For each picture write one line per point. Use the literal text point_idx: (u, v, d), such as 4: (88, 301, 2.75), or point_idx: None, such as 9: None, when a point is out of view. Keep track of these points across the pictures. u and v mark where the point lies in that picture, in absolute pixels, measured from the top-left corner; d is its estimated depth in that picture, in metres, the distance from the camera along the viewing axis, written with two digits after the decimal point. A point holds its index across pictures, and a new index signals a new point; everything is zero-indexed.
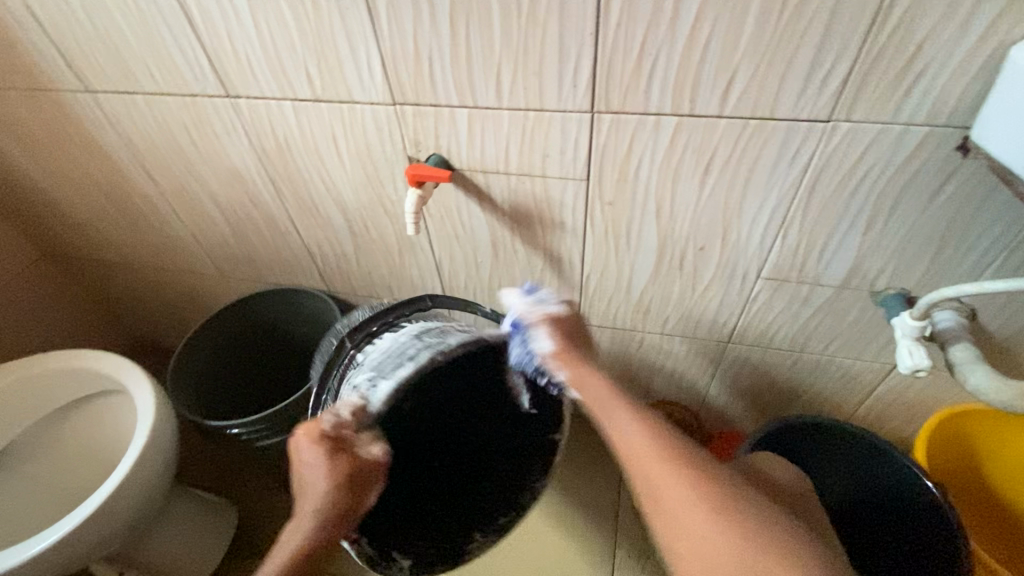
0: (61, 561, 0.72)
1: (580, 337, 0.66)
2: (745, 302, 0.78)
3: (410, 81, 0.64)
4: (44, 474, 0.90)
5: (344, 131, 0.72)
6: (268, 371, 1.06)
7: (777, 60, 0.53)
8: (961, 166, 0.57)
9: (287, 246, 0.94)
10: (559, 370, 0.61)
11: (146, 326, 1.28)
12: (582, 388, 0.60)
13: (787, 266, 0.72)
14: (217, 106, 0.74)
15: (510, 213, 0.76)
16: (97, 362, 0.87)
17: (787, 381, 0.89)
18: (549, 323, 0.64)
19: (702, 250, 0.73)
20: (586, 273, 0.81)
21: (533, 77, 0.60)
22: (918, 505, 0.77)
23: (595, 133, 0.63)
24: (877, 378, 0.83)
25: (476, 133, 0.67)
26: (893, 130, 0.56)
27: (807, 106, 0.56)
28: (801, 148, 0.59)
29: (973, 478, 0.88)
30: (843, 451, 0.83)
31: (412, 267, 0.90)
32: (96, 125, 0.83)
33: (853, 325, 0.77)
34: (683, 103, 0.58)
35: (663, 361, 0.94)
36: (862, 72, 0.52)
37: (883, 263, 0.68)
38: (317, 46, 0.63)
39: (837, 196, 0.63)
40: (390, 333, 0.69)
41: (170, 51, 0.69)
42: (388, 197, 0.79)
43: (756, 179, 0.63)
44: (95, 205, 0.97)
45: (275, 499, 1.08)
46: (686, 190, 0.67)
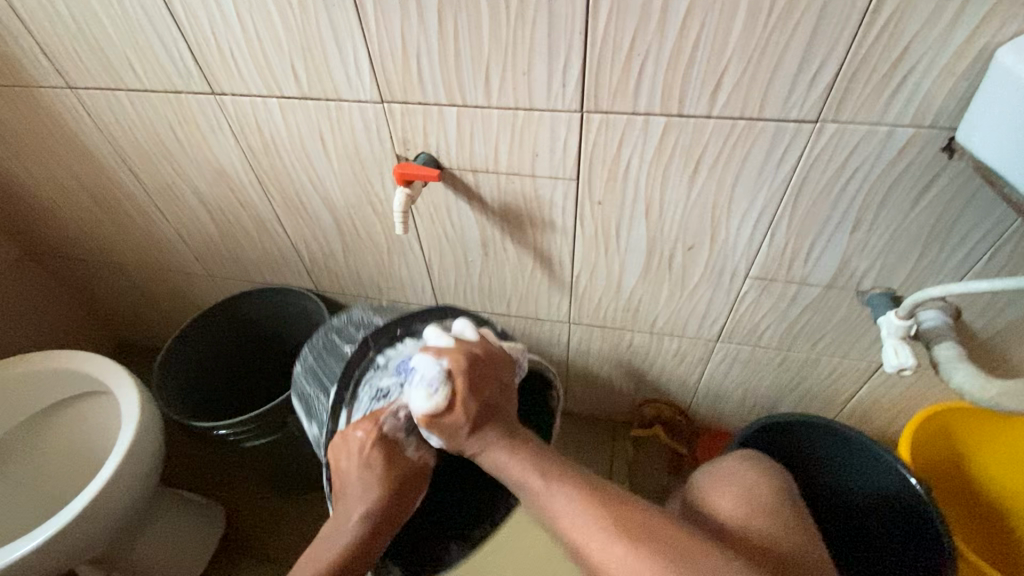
0: (43, 565, 0.71)
1: (491, 385, 0.59)
2: (733, 302, 0.79)
3: (398, 79, 0.63)
4: (27, 476, 0.89)
5: (331, 129, 0.71)
6: (257, 371, 1.05)
7: (765, 60, 0.53)
8: (946, 168, 0.57)
9: (275, 245, 0.93)
10: (430, 433, 0.58)
11: (133, 326, 1.26)
12: (462, 451, 0.58)
13: (775, 265, 0.72)
14: (202, 104, 0.73)
15: (500, 212, 0.75)
16: (82, 363, 0.86)
17: (775, 379, 0.90)
18: (444, 403, 0.55)
19: (691, 250, 0.73)
20: (576, 272, 0.81)
21: (522, 76, 0.59)
22: (904, 503, 0.78)
23: (584, 133, 0.63)
24: (863, 376, 0.84)
25: (465, 133, 0.66)
26: (880, 132, 0.56)
27: (795, 106, 0.56)
28: (790, 149, 0.59)
29: (957, 475, 0.89)
30: (831, 450, 0.84)
31: (402, 267, 0.90)
32: (79, 122, 0.81)
33: (839, 324, 0.77)
34: (672, 103, 0.58)
35: (653, 360, 0.94)
36: (849, 72, 0.52)
37: (870, 263, 0.69)
38: (304, 43, 0.62)
39: (824, 196, 0.63)
40: (413, 339, 0.69)
41: (154, 48, 0.68)
42: (377, 196, 0.78)
43: (744, 180, 0.63)
44: (79, 203, 0.96)
45: (263, 500, 1.07)
46: (675, 190, 0.67)
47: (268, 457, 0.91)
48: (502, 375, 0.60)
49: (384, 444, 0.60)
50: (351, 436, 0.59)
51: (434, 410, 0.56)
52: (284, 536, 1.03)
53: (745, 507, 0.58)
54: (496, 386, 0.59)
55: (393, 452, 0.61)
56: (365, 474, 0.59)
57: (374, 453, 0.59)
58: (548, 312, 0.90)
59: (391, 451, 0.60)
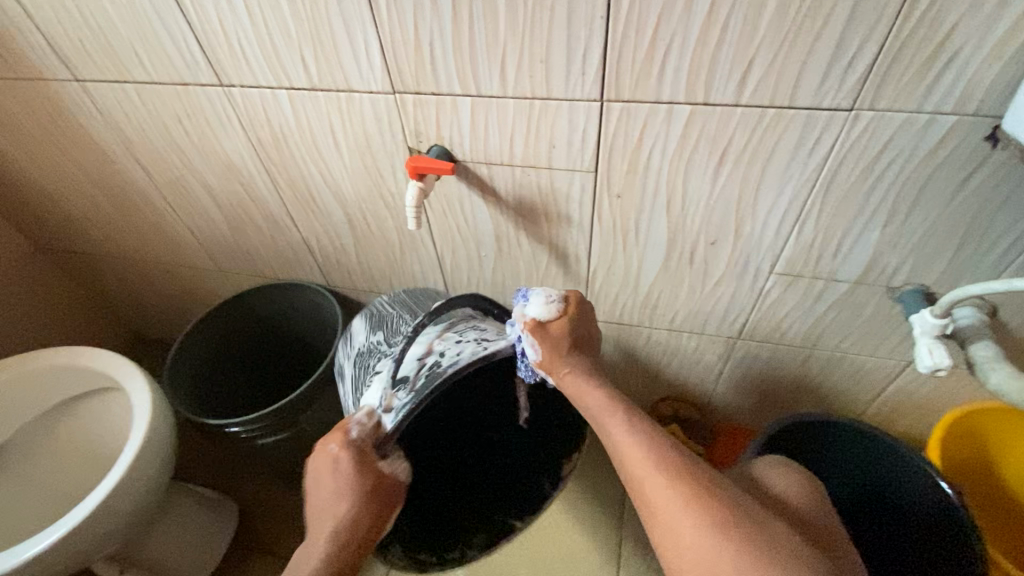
0: (59, 563, 0.71)
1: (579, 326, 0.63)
2: (756, 298, 0.76)
3: (410, 69, 0.61)
4: (42, 472, 0.89)
5: (342, 121, 0.69)
6: (270, 367, 1.05)
7: (798, 45, 0.50)
8: (989, 158, 0.54)
9: (286, 241, 0.91)
10: (529, 344, 0.60)
11: (145, 321, 1.26)
12: (553, 373, 0.59)
13: (802, 261, 0.69)
14: (210, 96, 0.71)
15: (514, 206, 0.73)
16: (94, 359, 0.85)
17: (798, 378, 0.87)
18: (557, 311, 0.61)
19: (713, 245, 0.71)
20: (592, 268, 0.79)
21: (539, 64, 0.57)
22: (934, 507, 0.75)
23: (603, 123, 0.61)
24: (891, 375, 0.81)
25: (479, 124, 0.64)
26: (919, 120, 0.53)
27: (829, 94, 0.53)
28: (821, 139, 0.56)
29: (986, 477, 0.87)
30: (854, 450, 0.81)
31: (413, 262, 0.88)
32: (87, 115, 0.80)
33: (868, 321, 0.74)
34: (697, 92, 0.56)
35: (670, 358, 0.92)
36: (888, 57, 0.49)
37: (902, 259, 0.66)
38: (313, 32, 0.60)
39: (856, 189, 0.60)
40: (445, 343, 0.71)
41: (160, 38, 0.66)
42: (388, 190, 0.76)
43: (771, 172, 0.61)
44: (89, 198, 0.95)
45: (275, 495, 1.07)
46: (698, 182, 0.64)
47: (280, 454, 0.90)
48: (590, 325, 0.65)
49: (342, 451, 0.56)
50: (323, 451, 0.56)
51: (547, 319, 0.60)
52: (296, 532, 1.03)
53: (795, 491, 0.54)
54: (586, 328, 0.64)
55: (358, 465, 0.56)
56: (341, 485, 0.56)
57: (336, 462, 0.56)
58: None
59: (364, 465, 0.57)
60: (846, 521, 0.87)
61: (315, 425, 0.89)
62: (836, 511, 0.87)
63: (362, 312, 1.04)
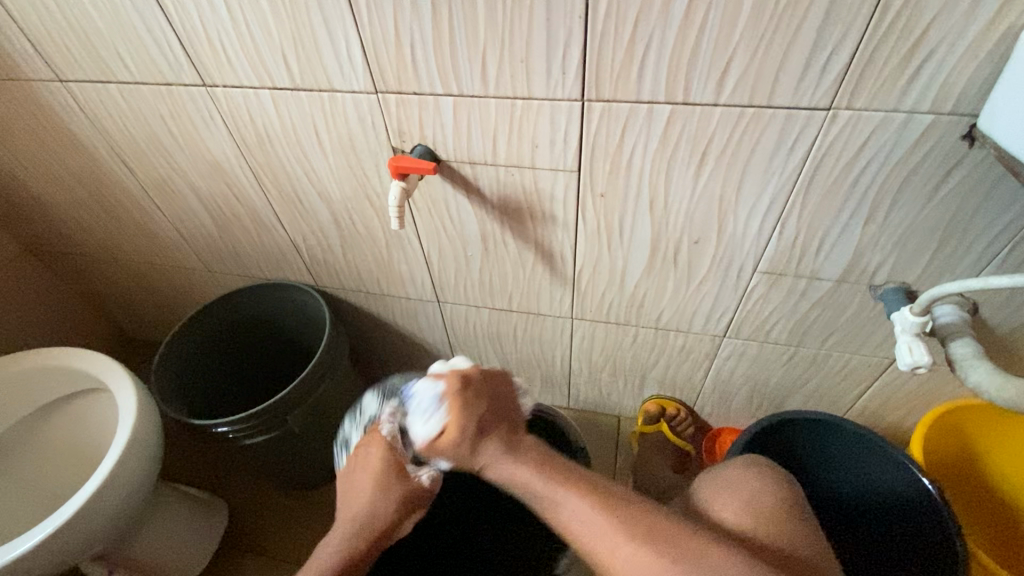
0: (44, 564, 0.70)
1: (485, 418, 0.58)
2: (741, 297, 0.76)
3: (392, 69, 0.61)
4: (28, 473, 0.88)
5: (325, 121, 0.69)
6: (260, 366, 1.05)
7: (775, 45, 0.50)
8: (966, 157, 0.55)
9: (273, 241, 0.91)
10: (437, 457, 0.60)
11: (135, 321, 1.26)
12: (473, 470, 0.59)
13: (785, 260, 0.70)
14: (194, 96, 0.71)
15: (499, 206, 0.73)
16: (80, 359, 0.85)
17: (784, 376, 0.88)
18: (438, 427, 0.58)
19: (697, 244, 0.71)
20: (578, 267, 0.79)
21: (520, 64, 0.57)
22: (917, 505, 0.75)
23: (585, 123, 0.61)
24: (875, 373, 0.81)
25: (462, 124, 0.64)
26: (897, 119, 0.53)
27: (807, 93, 0.53)
28: (800, 138, 0.57)
29: (969, 474, 0.87)
30: (839, 449, 0.82)
31: (401, 262, 0.88)
32: (71, 115, 0.80)
33: (851, 319, 0.75)
34: (677, 92, 0.56)
35: (657, 357, 0.92)
36: (864, 57, 0.50)
37: (884, 257, 0.66)
38: (294, 32, 0.60)
39: (836, 188, 0.61)
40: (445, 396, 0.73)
41: (141, 37, 0.66)
42: (373, 190, 0.76)
43: (752, 171, 0.61)
44: (75, 198, 0.95)
45: (265, 495, 1.07)
46: (680, 181, 0.64)
47: (268, 455, 0.90)
48: (497, 407, 0.60)
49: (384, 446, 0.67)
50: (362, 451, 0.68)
51: (432, 434, 0.58)
52: (286, 532, 1.03)
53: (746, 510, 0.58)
54: (491, 403, 0.60)
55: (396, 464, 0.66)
56: (366, 479, 0.66)
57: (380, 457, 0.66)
58: (550, 307, 0.89)
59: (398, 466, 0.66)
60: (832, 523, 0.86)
61: (303, 426, 0.89)
62: (821, 513, 0.87)
63: (351, 312, 1.04)
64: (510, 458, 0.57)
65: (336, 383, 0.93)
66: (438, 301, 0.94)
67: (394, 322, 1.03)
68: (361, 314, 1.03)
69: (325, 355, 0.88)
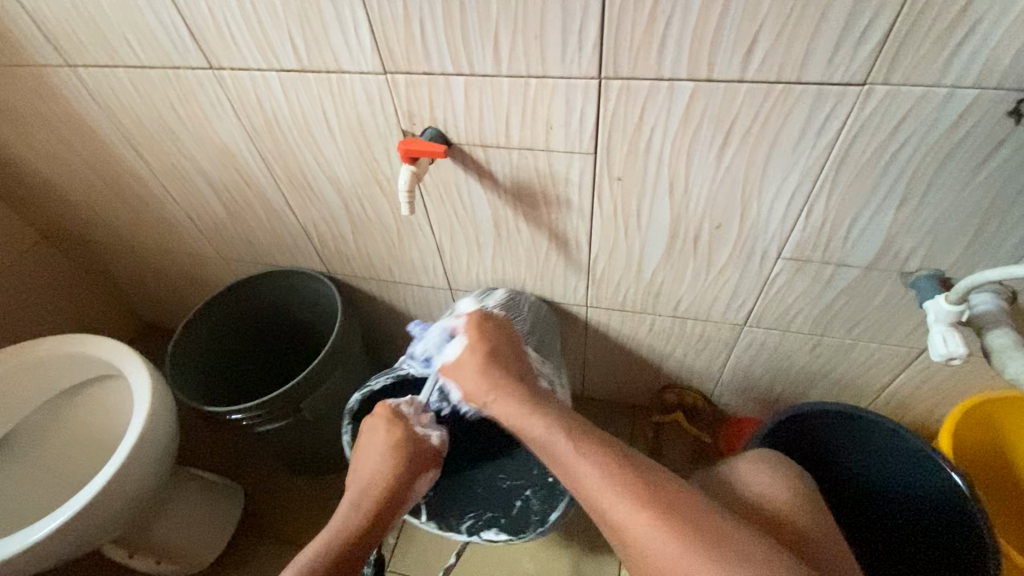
0: (63, 546, 0.71)
1: (512, 356, 0.69)
2: (763, 284, 0.74)
3: (400, 48, 0.59)
4: (48, 457, 0.90)
5: (333, 104, 0.67)
6: (275, 350, 1.05)
7: (807, 17, 0.47)
8: (1011, 136, 0.51)
9: (285, 228, 0.90)
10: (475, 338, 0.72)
11: (150, 308, 1.26)
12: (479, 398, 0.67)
13: (811, 245, 0.67)
14: (201, 79, 0.70)
15: (512, 190, 0.71)
16: (98, 347, 0.86)
17: (806, 365, 0.85)
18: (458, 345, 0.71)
19: (718, 229, 0.68)
20: (593, 253, 0.77)
21: (534, 39, 0.54)
22: (946, 501, 0.73)
23: (602, 103, 0.58)
24: (903, 363, 0.78)
25: (474, 105, 0.62)
26: (938, 94, 0.50)
27: (840, 67, 0.50)
28: (832, 117, 0.54)
29: (1001, 467, 0.84)
30: (862, 443, 0.79)
31: (412, 249, 0.86)
32: (80, 100, 0.79)
33: (879, 308, 0.72)
34: (700, 67, 0.53)
35: (674, 346, 0.90)
36: (904, 28, 0.46)
37: (917, 242, 0.63)
38: (300, 11, 0.58)
39: (869, 169, 0.57)
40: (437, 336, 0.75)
41: (147, 20, 0.64)
42: (383, 175, 0.74)
43: (779, 151, 0.58)
44: (89, 185, 0.95)
45: (279, 482, 1.08)
46: (701, 163, 0.61)
47: (283, 441, 0.90)
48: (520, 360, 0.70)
49: (395, 421, 0.70)
50: (381, 433, 0.69)
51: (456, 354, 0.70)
52: (303, 514, 1.04)
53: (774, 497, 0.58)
54: (508, 343, 0.71)
55: (419, 459, 0.70)
56: (382, 440, 0.68)
57: (399, 441, 0.68)
58: (564, 295, 0.86)
59: (424, 458, 0.70)
60: (886, 551, 0.81)
61: (315, 413, 0.89)
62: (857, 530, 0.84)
63: (364, 299, 1.03)
64: (526, 405, 0.63)
65: (348, 369, 0.92)
66: (449, 288, 0.93)
67: (407, 310, 1.02)
68: (374, 301, 1.03)
69: (337, 342, 0.87)
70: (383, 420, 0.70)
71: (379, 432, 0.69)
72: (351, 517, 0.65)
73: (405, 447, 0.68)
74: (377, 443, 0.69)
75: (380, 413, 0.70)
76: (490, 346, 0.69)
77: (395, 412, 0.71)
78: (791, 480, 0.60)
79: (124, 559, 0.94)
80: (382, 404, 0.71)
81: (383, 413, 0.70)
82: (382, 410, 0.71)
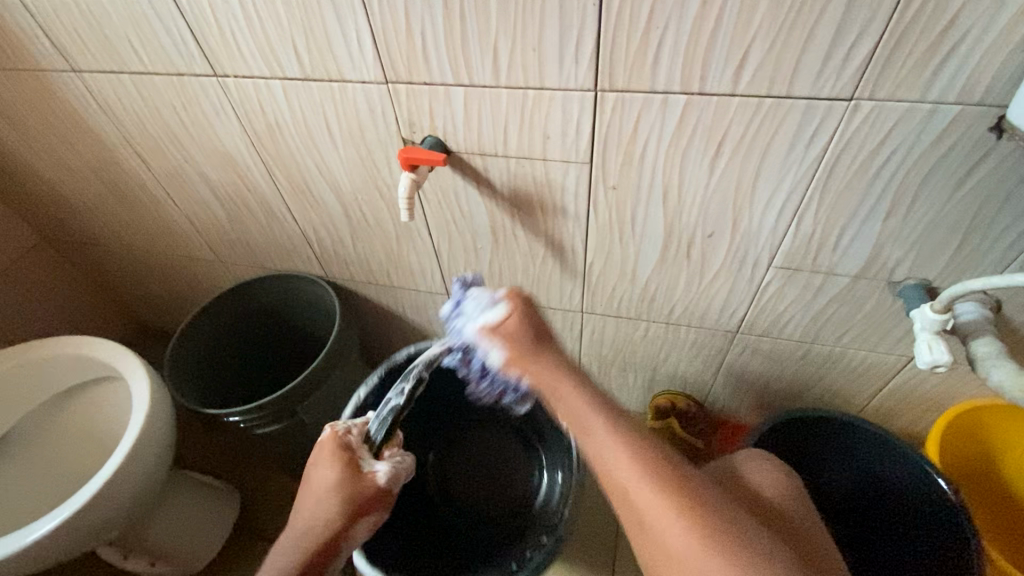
0: (62, 544, 0.72)
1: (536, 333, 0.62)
2: (755, 292, 0.75)
3: (402, 59, 0.60)
4: (44, 459, 0.90)
5: (335, 112, 0.69)
6: (275, 353, 1.05)
7: (795, 35, 0.49)
8: (992, 152, 0.53)
9: (284, 232, 0.91)
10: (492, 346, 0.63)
11: (149, 310, 1.27)
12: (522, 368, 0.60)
13: (801, 254, 0.68)
14: (204, 85, 0.71)
15: (510, 197, 0.72)
16: (97, 349, 0.87)
17: (797, 372, 0.86)
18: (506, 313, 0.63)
19: (711, 237, 0.70)
20: (589, 260, 0.78)
21: (532, 52, 0.56)
22: (933, 508, 0.74)
23: (598, 113, 0.60)
24: (892, 371, 0.80)
25: (473, 115, 0.63)
26: (922, 110, 0.51)
27: (827, 83, 0.52)
28: (820, 130, 0.55)
29: (990, 475, 0.86)
30: (849, 449, 0.81)
31: (410, 254, 0.88)
32: (84, 104, 0.80)
33: (868, 317, 0.73)
34: (693, 81, 0.54)
35: (668, 352, 0.91)
36: (888, 46, 0.48)
37: (904, 252, 0.64)
38: (304, 21, 0.60)
39: (856, 181, 0.59)
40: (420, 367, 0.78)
41: (153, 27, 0.66)
42: (383, 181, 0.76)
43: (769, 162, 0.59)
44: (91, 188, 0.95)
45: (275, 485, 1.08)
46: (694, 172, 0.63)
47: (281, 443, 0.91)
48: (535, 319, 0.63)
49: (338, 452, 0.67)
50: (325, 466, 0.66)
51: (497, 320, 0.63)
52: None
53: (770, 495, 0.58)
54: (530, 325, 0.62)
55: (364, 499, 0.65)
56: (325, 478, 0.65)
57: (337, 479, 0.64)
58: (560, 301, 0.88)
59: (374, 496, 0.66)
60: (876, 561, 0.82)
61: (313, 416, 0.90)
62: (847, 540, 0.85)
63: (361, 303, 1.04)
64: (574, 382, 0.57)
65: (346, 373, 0.93)
66: (447, 294, 0.94)
67: (405, 315, 1.03)
68: (372, 305, 1.04)
69: (335, 346, 0.88)
70: (327, 449, 0.67)
71: (323, 467, 0.65)
72: (284, 563, 0.60)
73: (347, 486, 0.65)
74: (319, 479, 0.65)
75: (325, 438, 0.68)
76: (522, 314, 0.63)
77: (345, 436, 0.69)
78: (784, 481, 0.62)
79: (119, 562, 0.94)
80: (328, 432, 0.69)
81: (329, 440, 0.68)
82: (330, 442, 0.68)
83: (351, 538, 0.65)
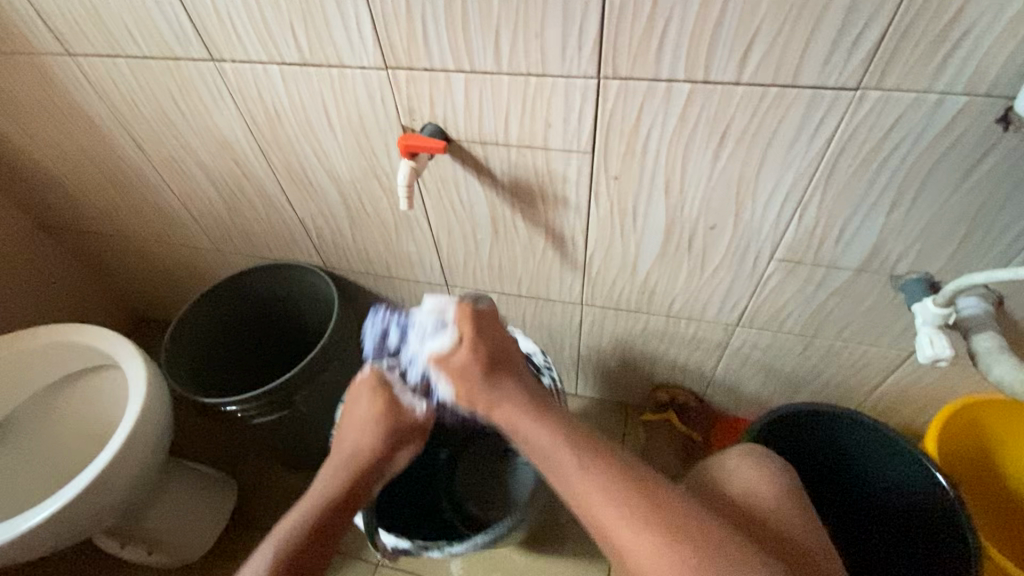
0: (56, 533, 0.71)
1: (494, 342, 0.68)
2: (756, 285, 0.75)
3: (403, 45, 0.59)
4: (41, 447, 0.90)
5: (334, 99, 0.68)
6: (273, 343, 1.05)
7: (802, 23, 0.48)
8: (998, 144, 0.52)
9: (283, 222, 0.91)
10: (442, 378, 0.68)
11: (147, 299, 1.26)
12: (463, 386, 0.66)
13: (803, 247, 0.68)
14: (201, 70, 0.70)
15: (510, 187, 0.72)
16: (92, 337, 0.86)
17: (797, 366, 0.86)
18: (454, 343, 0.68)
19: (713, 230, 0.69)
20: (589, 251, 0.78)
21: (534, 38, 0.55)
22: (931, 505, 0.74)
23: (600, 102, 0.59)
24: (891, 366, 0.80)
25: (474, 102, 0.63)
26: (928, 101, 0.51)
27: (833, 72, 0.51)
28: (825, 121, 0.55)
29: (987, 471, 0.86)
30: (848, 444, 0.80)
31: (409, 244, 0.87)
32: (80, 89, 0.79)
33: (869, 311, 0.73)
34: (697, 69, 0.54)
35: (667, 345, 0.91)
36: (896, 34, 0.47)
37: (907, 246, 0.64)
38: (303, 5, 0.59)
39: (859, 174, 0.58)
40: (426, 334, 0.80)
41: (150, 11, 0.65)
42: (382, 170, 0.75)
43: (773, 154, 0.59)
44: (87, 175, 0.94)
45: (273, 475, 1.08)
46: (697, 163, 0.62)
47: (277, 433, 0.91)
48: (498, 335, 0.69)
49: (380, 386, 0.71)
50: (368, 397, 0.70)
51: (445, 350, 0.68)
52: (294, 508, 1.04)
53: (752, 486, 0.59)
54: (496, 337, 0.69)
55: (405, 429, 0.69)
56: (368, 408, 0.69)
57: (381, 408, 0.69)
58: (560, 293, 0.87)
59: (410, 429, 0.70)
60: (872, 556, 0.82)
61: (310, 406, 0.89)
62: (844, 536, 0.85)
63: (360, 294, 1.03)
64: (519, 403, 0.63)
65: (344, 363, 0.92)
66: (446, 285, 0.94)
67: (403, 306, 1.03)
68: (370, 296, 1.03)
69: (333, 336, 0.88)
70: (370, 382, 0.71)
71: (367, 399, 0.70)
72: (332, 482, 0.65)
73: (388, 414, 0.69)
74: (363, 410, 0.70)
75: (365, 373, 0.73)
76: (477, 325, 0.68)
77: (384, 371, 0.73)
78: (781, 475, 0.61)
79: (116, 550, 0.94)
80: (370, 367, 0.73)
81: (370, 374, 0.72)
82: (368, 379, 0.72)
83: (391, 465, 0.69)
